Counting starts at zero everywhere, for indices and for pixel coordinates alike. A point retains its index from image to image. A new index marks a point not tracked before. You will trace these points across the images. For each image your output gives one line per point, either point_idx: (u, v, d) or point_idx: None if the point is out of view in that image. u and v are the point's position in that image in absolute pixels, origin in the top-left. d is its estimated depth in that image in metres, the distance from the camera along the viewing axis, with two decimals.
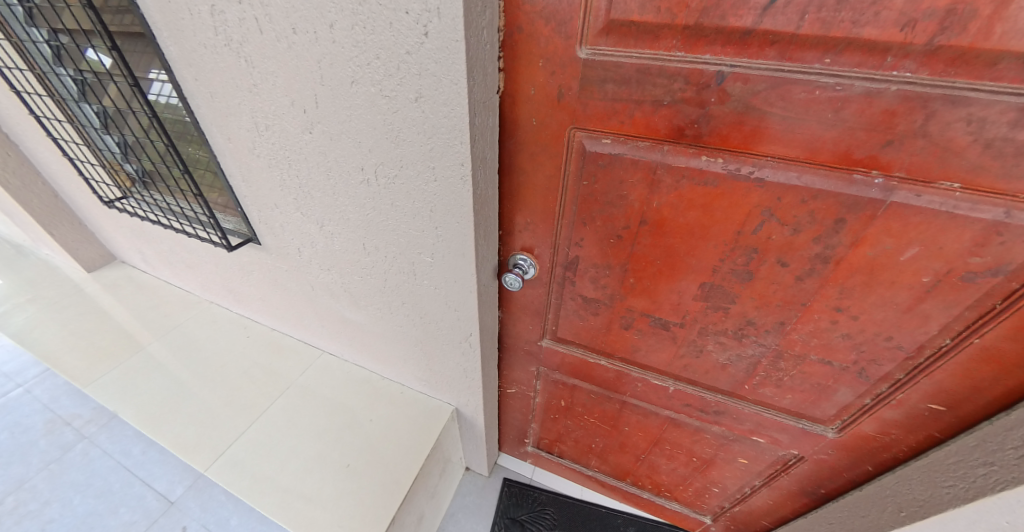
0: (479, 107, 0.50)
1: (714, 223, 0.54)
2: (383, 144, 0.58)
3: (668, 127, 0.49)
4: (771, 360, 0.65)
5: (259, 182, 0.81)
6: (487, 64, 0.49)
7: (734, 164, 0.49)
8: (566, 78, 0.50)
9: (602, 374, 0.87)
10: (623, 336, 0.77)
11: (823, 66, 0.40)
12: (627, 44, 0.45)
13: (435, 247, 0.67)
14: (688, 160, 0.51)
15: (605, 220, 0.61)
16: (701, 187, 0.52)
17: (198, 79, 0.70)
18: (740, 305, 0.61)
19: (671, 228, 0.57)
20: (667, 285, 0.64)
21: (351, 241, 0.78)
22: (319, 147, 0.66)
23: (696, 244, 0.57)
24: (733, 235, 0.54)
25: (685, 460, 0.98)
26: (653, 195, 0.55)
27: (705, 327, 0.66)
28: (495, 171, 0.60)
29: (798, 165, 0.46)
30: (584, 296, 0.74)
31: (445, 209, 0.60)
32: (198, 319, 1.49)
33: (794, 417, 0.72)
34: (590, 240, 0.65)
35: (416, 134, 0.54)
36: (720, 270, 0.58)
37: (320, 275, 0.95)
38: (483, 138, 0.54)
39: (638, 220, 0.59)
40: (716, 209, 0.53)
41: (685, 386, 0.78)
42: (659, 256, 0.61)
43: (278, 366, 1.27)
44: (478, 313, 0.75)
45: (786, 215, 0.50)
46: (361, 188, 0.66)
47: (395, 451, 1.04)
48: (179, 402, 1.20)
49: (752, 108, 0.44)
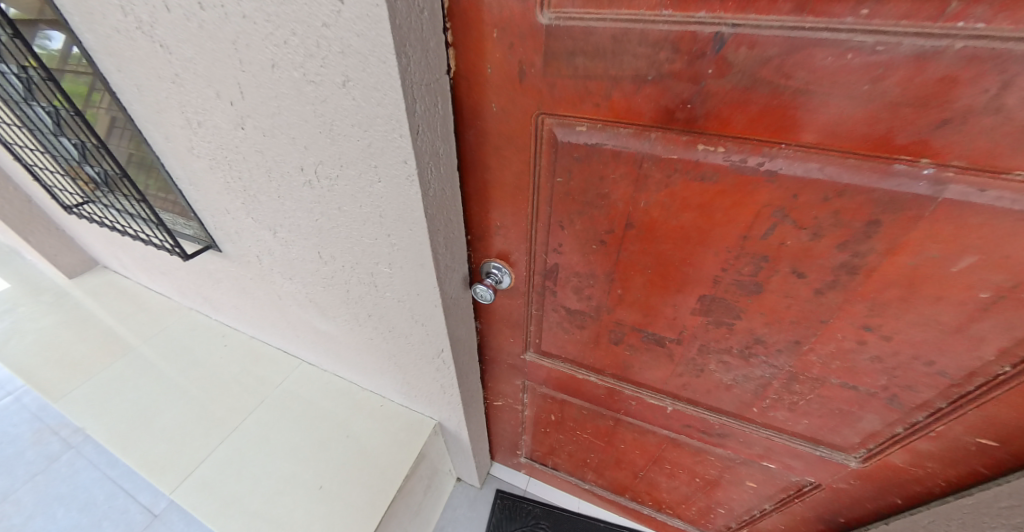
0: (422, 89, 0.41)
1: (714, 227, 0.45)
2: (319, 141, 0.49)
3: (654, 110, 0.39)
4: (784, 382, 0.56)
5: (206, 185, 0.73)
6: (426, 34, 0.39)
7: (739, 155, 0.39)
8: (527, 52, 0.40)
9: (592, 390, 0.79)
10: (613, 351, 0.68)
11: (857, 21, 0.30)
12: (599, 4, 0.36)
13: (392, 257, 0.58)
14: (683, 152, 0.41)
15: (585, 222, 0.52)
16: (697, 183, 0.42)
17: (122, 70, 0.61)
18: (747, 320, 0.52)
19: (662, 231, 0.48)
20: (659, 297, 0.55)
21: (307, 250, 0.70)
22: (256, 147, 0.57)
23: (693, 252, 0.48)
24: (737, 241, 0.45)
25: (688, 479, 0.90)
26: (640, 193, 0.46)
27: (706, 344, 0.58)
28: (454, 166, 0.51)
29: (819, 153, 0.36)
30: (567, 308, 0.65)
31: (395, 215, 0.51)
32: (178, 326, 1.44)
33: (810, 443, 0.63)
34: (570, 247, 0.56)
35: (350, 127, 0.45)
36: (722, 281, 0.49)
37: (284, 284, 0.87)
38: (430, 126, 0.44)
39: (623, 222, 0.49)
40: (716, 210, 0.43)
41: (685, 406, 0.70)
42: (649, 263, 0.52)
43: (255, 376, 1.21)
44: (448, 327, 0.67)
45: (803, 216, 0.40)
46: (305, 192, 0.58)
47: (371, 468, 0.97)
48: (152, 417, 1.13)
49: (760, 83, 0.34)
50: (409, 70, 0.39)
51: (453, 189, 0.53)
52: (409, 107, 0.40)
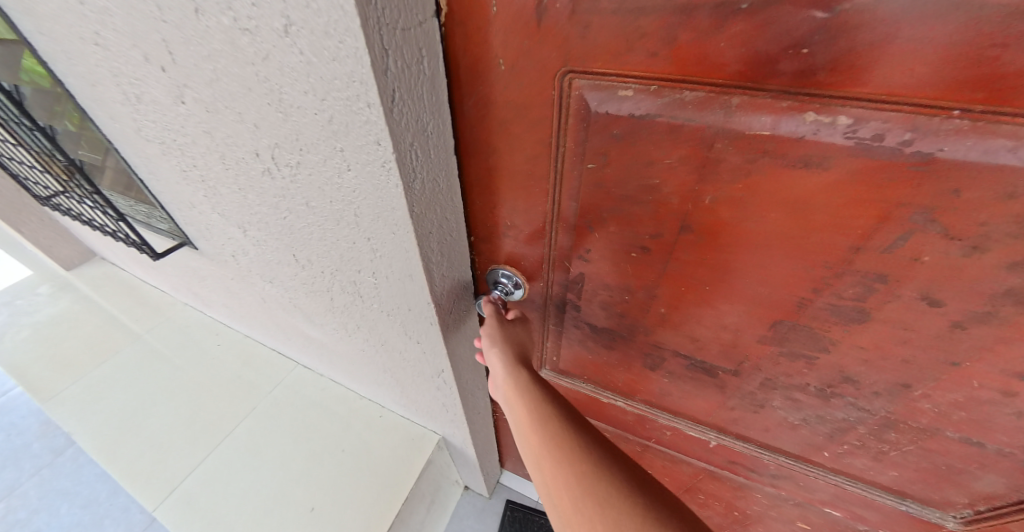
0: (398, 36, 0.28)
1: (808, 233, 0.34)
2: (270, 116, 0.37)
3: (743, 62, 0.27)
4: (873, 428, 0.47)
5: (165, 175, 0.61)
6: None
7: (871, 129, 0.27)
8: None
9: (618, 414, 0.73)
10: (646, 377, 0.60)
11: None
12: None
13: (375, 266, 0.47)
14: (780, 122, 0.29)
15: (622, 223, 0.40)
16: (796, 170, 0.31)
17: (45, 34, 0.47)
18: (836, 354, 0.42)
19: (732, 238, 0.37)
20: (714, 317, 0.45)
21: (281, 251, 0.59)
22: (203, 127, 0.45)
23: (772, 261, 0.37)
24: (844, 253, 0.34)
25: (724, 510, 0.83)
26: (705, 184, 0.34)
27: (772, 380, 0.49)
28: (448, 148, 0.39)
29: (1007, 125, 0.24)
30: (593, 324, 0.55)
31: (372, 214, 0.39)
32: (171, 323, 1.36)
33: (894, 496, 0.55)
34: (601, 253, 0.44)
35: (304, 94, 0.32)
36: (808, 305, 0.39)
37: (265, 286, 0.76)
38: (413, 93, 0.32)
39: (678, 225, 0.38)
40: (816, 207, 0.32)
41: (729, 441, 0.63)
42: (707, 278, 0.42)
43: (248, 380, 1.13)
44: (447, 346, 0.56)
45: (957, 221, 0.28)
46: (266, 182, 0.46)
47: (367, 488, 0.88)
48: (140, 423, 1.06)
49: (944, 7, 0.21)
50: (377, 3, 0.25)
51: (447, 178, 0.40)
52: (378, 62, 0.27)
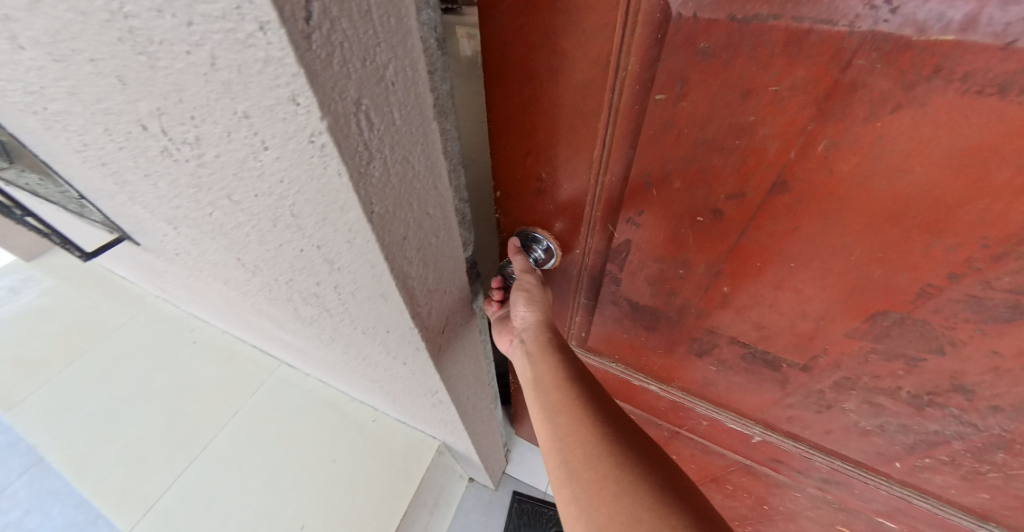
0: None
1: (966, 200, 0.26)
2: (131, 60, 0.22)
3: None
4: (975, 447, 0.42)
5: (62, 158, 0.47)
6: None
7: None
8: None
9: (651, 401, 0.69)
10: (689, 363, 0.56)
11: None
12: None
13: (335, 280, 0.34)
14: (980, 16, 0.19)
15: (692, 180, 0.34)
16: (979, 98, 0.22)
17: None
18: (956, 357, 0.36)
19: (851, 203, 0.30)
20: (794, 301, 0.40)
21: (223, 254, 0.46)
22: (64, 87, 0.30)
23: (902, 237, 0.30)
24: (1015, 229, 0.26)
25: (750, 503, 0.78)
26: (825, 125, 0.27)
27: (852, 380, 0.44)
28: (427, 105, 0.25)
29: None
30: (632, 302, 0.51)
31: (316, 215, 0.26)
32: (144, 318, 1.25)
33: (977, 520, 0.51)
34: (659, 219, 0.39)
35: (158, 14, 0.18)
36: (935, 296, 0.32)
37: (224, 289, 0.64)
38: (354, 1, 0.17)
39: (776, 183, 0.31)
40: (1000, 160, 0.24)
41: (774, 437, 0.59)
42: (803, 252, 0.35)
43: (226, 383, 1.04)
44: (439, 367, 0.45)
45: None
46: (171, 167, 0.32)
47: (362, 501, 0.82)
48: (114, 431, 0.98)
49: None
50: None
51: (427, 156, 0.27)
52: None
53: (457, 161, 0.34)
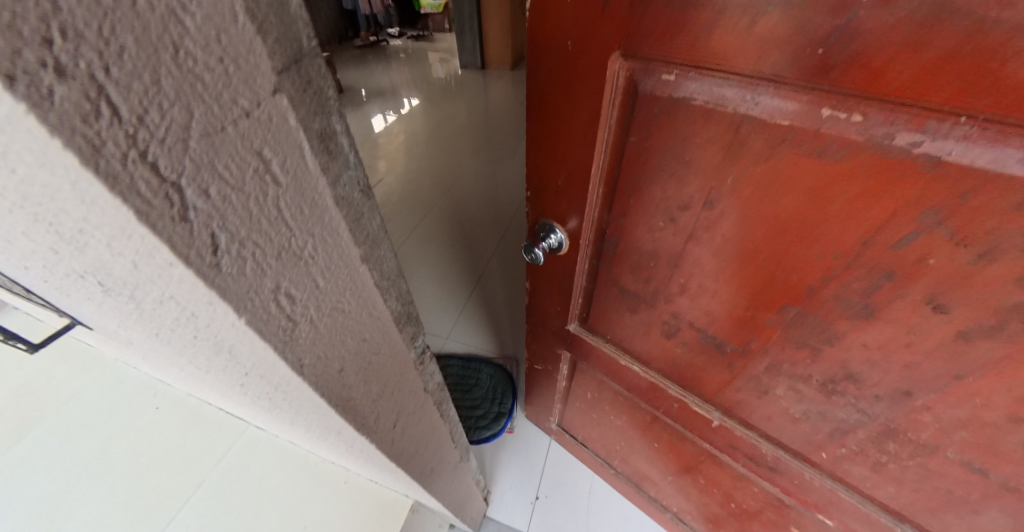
0: (208, 142, 0.20)
1: (819, 220, 0.50)
2: (64, 255, 0.26)
3: (766, 61, 0.43)
4: (873, 435, 0.63)
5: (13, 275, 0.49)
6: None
7: (890, 127, 0.39)
8: None
9: (634, 378, 0.99)
10: (661, 343, 0.87)
11: None
12: None
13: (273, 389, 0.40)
14: (801, 111, 0.44)
15: (658, 188, 0.64)
16: (810, 157, 0.47)
17: None
18: (841, 349, 0.58)
19: (759, 218, 0.56)
20: (730, 279, 0.65)
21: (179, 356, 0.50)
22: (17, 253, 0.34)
23: (789, 243, 0.55)
24: (853, 245, 0.49)
25: (722, 500, 1.07)
26: (732, 162, 0.53)
27: (778, 365, 0.69)
28: (351, 242, 0.32)
29: (981, 140, 0.35)
30: (619, 285, 0.84)
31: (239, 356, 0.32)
32: (103, 382, 1.19)
33: (893, 518, 0.71)
34: (632, 202, 0.69)
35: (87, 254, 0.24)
36: (822, 294, 0.55)
37: (185, 371, 0.67)
38: (257, 210, 0.24)
39: (705, 196, 0.59)
40: (836, 194, 0.47)
41: (731, 422, 0.85)
42: (732, 246, 0.61)
43: (191, 450, 1.01)
44: (385, 444, 0.50)
45: (958, 225, 0.40)
46: (118, 308, 0.37)
47: None
48: (66, 512, 0.92)
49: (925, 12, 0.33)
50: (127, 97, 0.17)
51: (340, 294, 0.33)
52: (161, 193, 0.19)
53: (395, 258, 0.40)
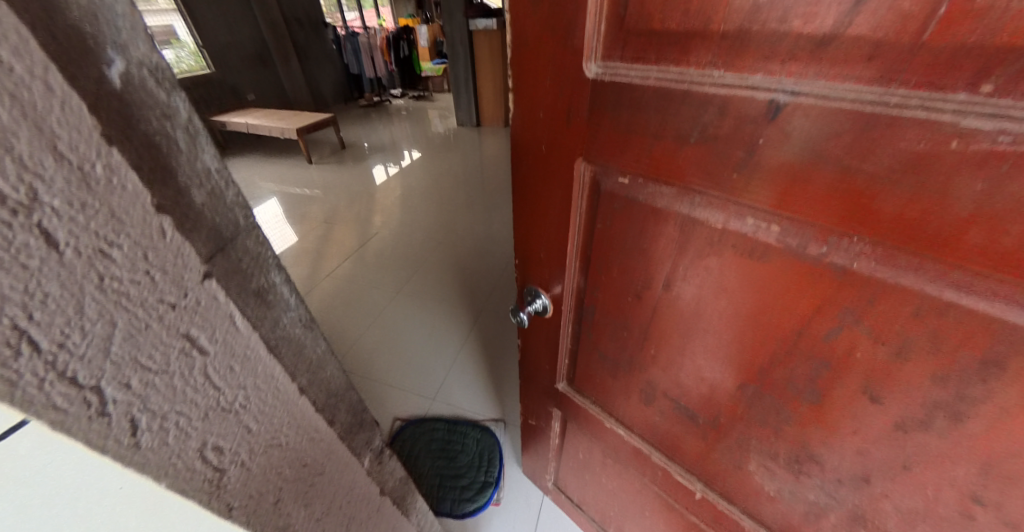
0: (132, 341, 0.33)
1: (760, 311, 0.54)
2: None
3: (694, 177, 0.49)
4: (844, 519, 0.62)
5: None
6: (136, 234, 0.31)
7: (802, 238, 0.45)
8: (577, 98, 0.56)
9: (619, 442, 0.99)
10: (640, 409, 0.88)
11: (960, 105, 0.30)
12: (644, 60, 0.47)
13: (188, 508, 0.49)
14: (729, 218, 0.50)
15: (623, 269, 0.68)
16: (743, 256, 0.52)
17: None
18: (800, 429, 0.60)
19: (710, 304, 0.59)
20: (694, 357, 0.68)
21: None
22: None
23: (738, 329, 0.58)
24: (791, 335, 0.52)
25: None
26: (681, 254, 0.58)
27: (748, 440, 0.69)
28: (262, 366, 0.46)
29: (875, 256, 0.40)
30: (597, 350, 0.87)
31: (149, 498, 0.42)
32: None
33: None
34: (602, 279, 0.74)
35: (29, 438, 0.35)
36: (775, 376, 0.58)
37: None
38: (174, 378, 0.37)
39: (662, 280, 0.64)
40: (769, 290, 0.51)
41: (714, 495, 0.84)
42: (690, 326, 0.64)
43: None
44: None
45: (874, 325, 0.44)
46: None
47: None
48: None
49: (809, 153, 0.39)
50: (48, 332, 0.28)
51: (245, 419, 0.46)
52: (77, 400, 0.31)
53: (306, 362, 0.55)
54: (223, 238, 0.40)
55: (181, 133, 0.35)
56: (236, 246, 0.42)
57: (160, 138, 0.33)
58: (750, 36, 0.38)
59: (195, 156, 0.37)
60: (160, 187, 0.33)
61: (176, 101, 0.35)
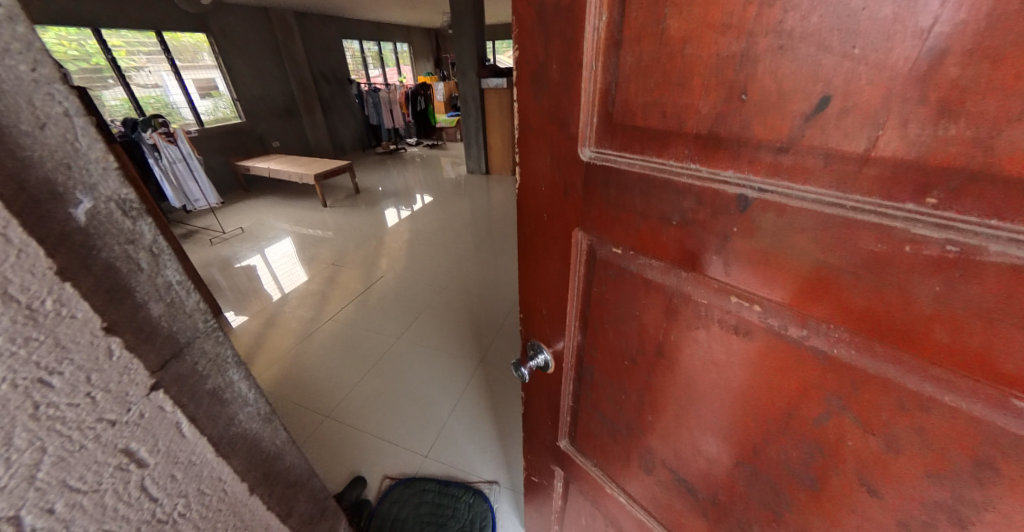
0: (61, 462, 0.46)
1: (751, 388, 0.53)
2: None
3: (678, 254, 0.51)
4: None
5: None
6: (82, 359, 0.46)
7: (782, 321, 0.45)
8: (572, 176, 0.60)
9: (621, 511, 0.93)
10: (641, 477, 0.84)
11: (910, 212, 0.32)
12: (629, 149, 0.51)
13: None
14: (713, 296, 0.51)
15: (618, 333, 0.69)
16: (729, 333, 0.52)
17: None
18: (800, 519, 0.55)
19: (701, 377, 0.59)
20: (690, 428, 0.66)
21: None
22: None
23: (730, 404, 0.57)
24: (781, 415, 0.51)
25: None
26: (671, 325, 0.59)
27: (750, 524, 0.65)
28: (200, 456, 0.59)
29: (854, 344, 0.40)
30: (598, 411, 0.85)
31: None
32: None
33: None
34: (599, 342, 0.74)
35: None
36: (770, 457, 0.55)
37: None
38: (102, 487, 0.50)
39: (654, 348, 0.64)
40: (756, 367, 0.51)
41: None
42: (683, 396, 0.63)
43: None
44: None
45: (862, 413, 0.42)
46: None
47: None
48: None
49: (780, 243, 0.41)
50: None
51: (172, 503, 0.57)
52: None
53: (245, 438, 0.68)
54: (165, 356, 0.55)
55: (145, 253, 0.53)
56: (191, 350, 0.59)
57: (122, 265, 0.50)
58: (720, 137, 0.42)
59: (158, 272, 0.55)
60: (115, 317, 0.49)
61: (141, 226, 0.52)
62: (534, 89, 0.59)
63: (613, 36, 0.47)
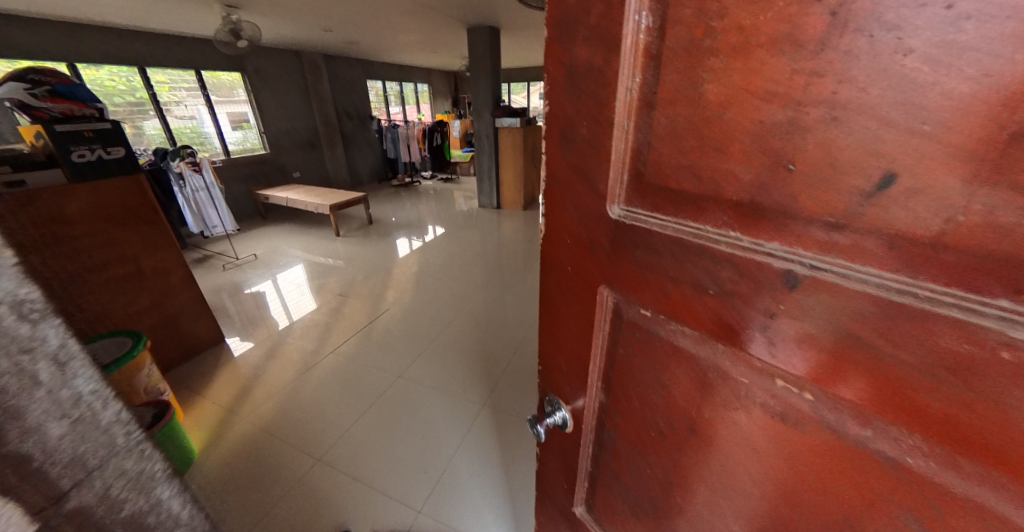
0: None
1: (799, 485, 0.46)
2: None
3: (715, 326, 0.46)
4: None
5: None
6: None
7: (839, 414, 0.39)
8: (597, 233, 0.56)
9: None
10: None
11: (1000, 310, 0.27)
12: (660, 210, 0.47)
13: None
14: (756, 376, 0.45)
15: (643, 401, 0.62)
16: (774, 419, 0.46)
17: None
18: None
19: (739, 462, 0.52)
20: (725, 519, 0.57)
21: None
22: None
23: (775, 501, 0.49)
24: (839, 522, 0.43)
25: None
26: (706, 401, 0.52)
27: None
28: None
29: (932, 451, 0.34)
30: (620, 481, 0.76)
31: None
32: None
33: None
34: (621, 407, 0.67)
35: None
36: None
37: None
38: None
39: (685, 424, 0.57)
40: (805, 463, 0.44)
41: None
42: (717, 481, 0.56)
43: None
44: None
45: None
46: None
47: None
48: None
49: (835, 327, 0.36)
50: None
51: None
52: None
53: None
54: (59, 488, 0.49)
55: (43, 363, 0.48)
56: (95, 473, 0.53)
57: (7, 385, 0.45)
58: (765, 208, 0.38)
59: (64, 383, 0.49)
60: None
61: (40, 331, 0.48)
62: (560, 143, 0.57)
63: (645, 97, 0.44)
